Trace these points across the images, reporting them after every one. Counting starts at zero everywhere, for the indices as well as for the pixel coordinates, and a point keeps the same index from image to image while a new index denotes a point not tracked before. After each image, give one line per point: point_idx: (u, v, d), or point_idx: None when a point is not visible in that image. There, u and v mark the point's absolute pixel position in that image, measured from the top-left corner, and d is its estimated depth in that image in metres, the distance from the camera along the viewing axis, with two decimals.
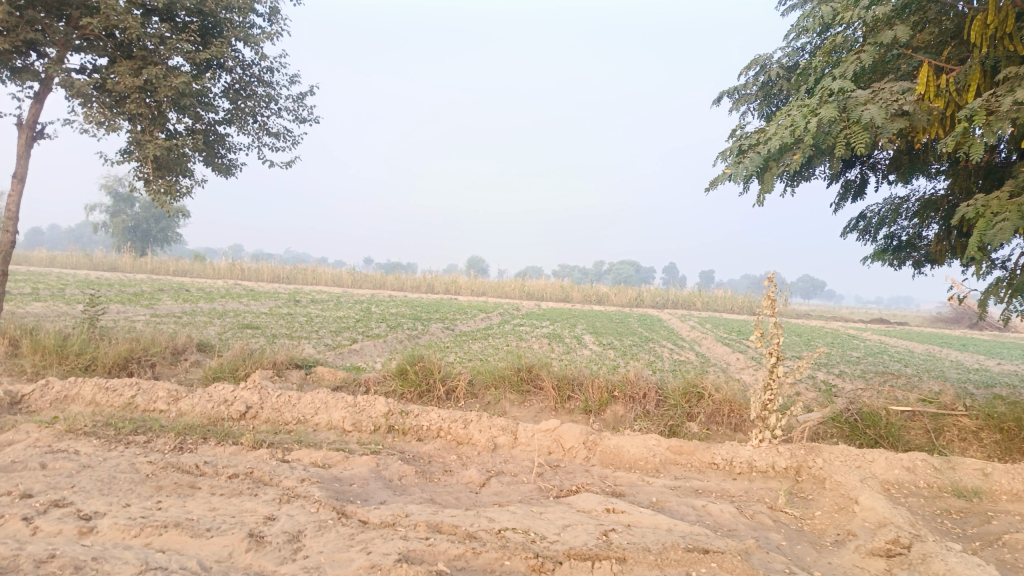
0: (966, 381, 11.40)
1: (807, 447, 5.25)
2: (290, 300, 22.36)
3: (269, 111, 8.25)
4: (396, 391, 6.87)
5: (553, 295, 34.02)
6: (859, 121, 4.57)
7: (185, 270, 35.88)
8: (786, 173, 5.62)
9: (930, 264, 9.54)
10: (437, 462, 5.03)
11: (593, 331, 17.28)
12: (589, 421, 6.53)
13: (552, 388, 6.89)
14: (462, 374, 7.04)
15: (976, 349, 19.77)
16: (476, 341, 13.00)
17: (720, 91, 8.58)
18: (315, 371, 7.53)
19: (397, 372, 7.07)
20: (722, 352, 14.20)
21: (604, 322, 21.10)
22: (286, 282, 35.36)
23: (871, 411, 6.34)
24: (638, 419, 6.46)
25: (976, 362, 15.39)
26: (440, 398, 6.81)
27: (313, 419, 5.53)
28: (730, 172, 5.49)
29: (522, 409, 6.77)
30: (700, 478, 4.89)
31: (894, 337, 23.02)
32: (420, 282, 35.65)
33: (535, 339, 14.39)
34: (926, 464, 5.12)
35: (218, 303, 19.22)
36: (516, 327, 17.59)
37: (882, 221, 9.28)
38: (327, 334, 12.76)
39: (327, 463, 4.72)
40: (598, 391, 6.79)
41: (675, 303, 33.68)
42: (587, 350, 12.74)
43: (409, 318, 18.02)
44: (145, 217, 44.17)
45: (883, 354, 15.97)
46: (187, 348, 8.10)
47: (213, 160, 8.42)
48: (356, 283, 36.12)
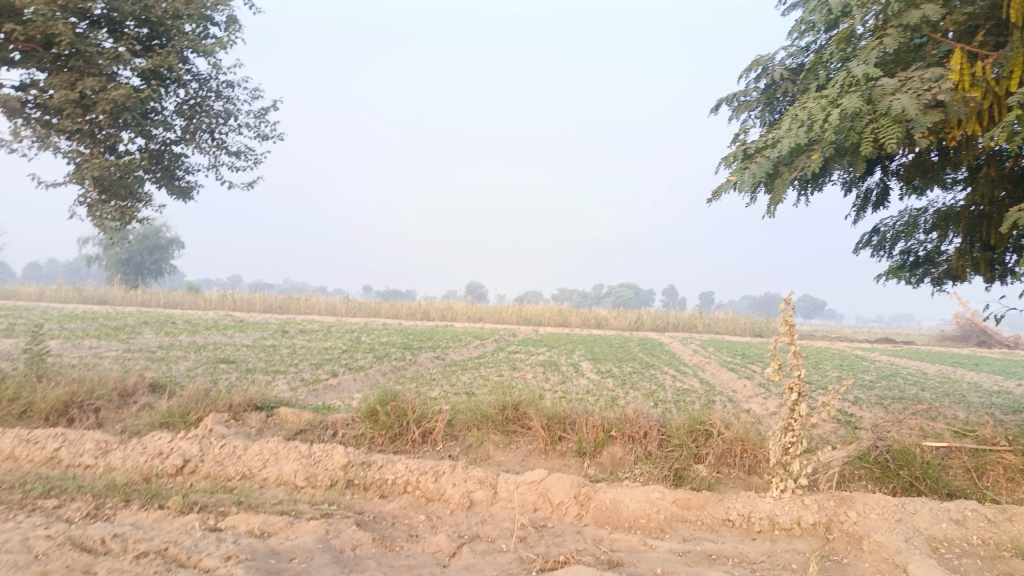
0: (991, 405, 10.63)
1: (837, 497, 4.48)
2: (278, 331, 21.64)
3: (228, 128, 7.60)
4: (366, 435, 6.10)
5: (552, 320, 33.28)
6: (888, 113, 3.87)
7: (176, 301, 35.19)
8: (799, 180, 4.92)
9: (951, 280, 8.82)
10: (401, 525, 4.26)
11: (591, 357, 16.54)
12: (583, 466, 5.75)
13: (542, 427, 6.12)
14: (441, 414, 6.29)
15: (991, 369, 19.03)
16: (467, 371, 12.23)
17: (719, 99, 7.96)
18: (279, 413, 6.76)
19: (367, 414, 6.31)
20: (727, 378, 13.42)
21: (604, 347, 20.38)
22: (279, 311, 34.62)
23: (903, 449, 5.58)
24: (639, 462, 5.69)
25: (994, 384, 14.62)
26: (415, 442, 6.06)
27: (260, 474, 4.77)
28: (736, 178, 4.79)
29: (508, 453, 6.00)
30: (713, 540, 4.12)
31: (905, 358, 22.25)
32: (416, 309, 34.92)
33: (529, 367, 13.69)
34: (978, 516, 4.34)
35: (201, 336, 18.52)
36: (511, 355, 16.81)
37: (897, 236, 8.58)
38: (307, 367, 11.98)
39: (266, 532, 3.96)
40: (592, 431, 6.02)
41: (675, 326, 32.94)
42: (585, 379, 11.97)
43: (399, 348, 17.30)
44: (139, 249, 43.78)
45: (896, 376, 15.22)
46: (139, 389, 7.33)
47: (168, 183, 7.73)
48: (350, 311, 35.37)
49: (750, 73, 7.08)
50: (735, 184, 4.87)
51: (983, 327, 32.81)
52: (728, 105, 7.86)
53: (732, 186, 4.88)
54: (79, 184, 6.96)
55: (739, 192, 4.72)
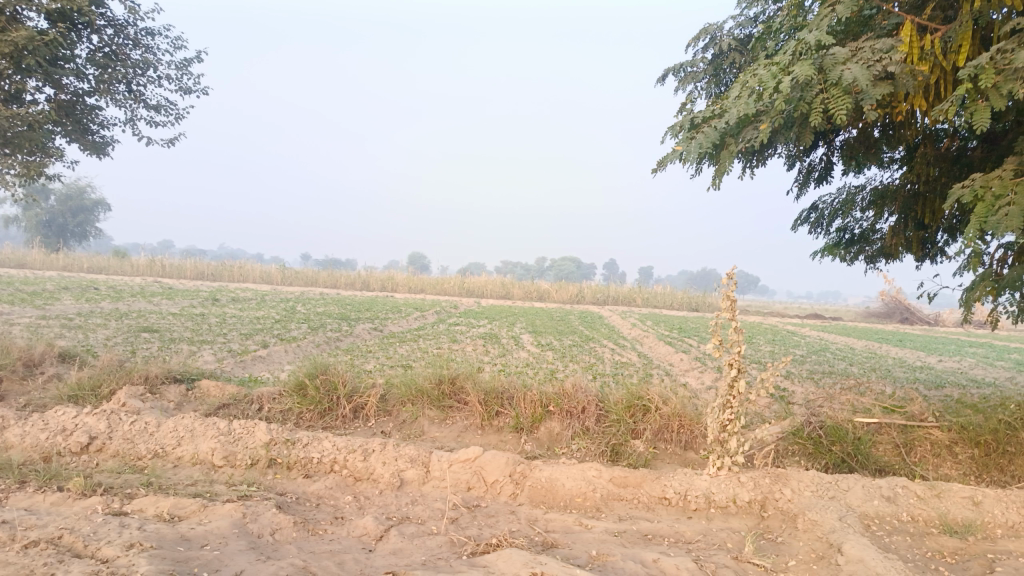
0: (915, 381, 10.99)
1: (773, 474, 4.45)
2: (209, 299, 20.86)
3: (147, 80, 7.08)
4: (293, 410, 5.82)
5: (494, 291, 33.14)
6: (839, 83, 3.77)
7: (100, 267, 33.59)
8: (746, 151, 4.82)
9: (884, 259, 8.99)
10: (325, 507, 4.02)
11: (532, 330, 16.48)
12: (520, 442, 5.61)
13: (478, 402, 5.95)
14: (374, 388, 6.04)
15: (913, 345, 19.82)
16: (404, 343, 11.98)
17: (666, 69, 7.82)
18: (201, 386, 6.40)
19: (296, 388, 6.02)
20: (665, 352, 13.52)
21: (544, 320, 20.37)
22: (211, 278, 33.45)
23: (836, 425, 5.61)
24: (576, 438, 5.59)
25: (917, 359, 15.18)
26: (345, 417, 5.81)
27: (174, 452, 4.46)
28: (682, 148, 4.65)
29: (442, 429, 5.81)
30: (649, 519, 4.03)
31: (833, 334, 22.98)
32: (355, 279, 34.25)
33: (468, 339, 13.53)
34: (908, 493, 4.38)
35: (125, 303, 17.66)
36: (450, 327, 16.58)
37: (835, 213, 8.66)
38: (236, 337, 11.50)
39: (177, 516, 3.67)
40: (530, 406, 5.88)
41: (615, 300, 33.25)
42: (525, 352, 11.86)
43: (335, 318, 16.89)
44: (61, 211, 41.61)
45: (826, 351, 15.64)
46: (46, 359, 6.82)
47: (80, 138, 7.17)
48: (287, 280, 34.44)
49: (697, 43, 6.94)
50: (681, 154, 4.74)
51: (906, 305, 34.21)
52: (674, 75, 7.73)
53: (678, 156, 4.74)
54: None
55: (686, 162, 4.59)
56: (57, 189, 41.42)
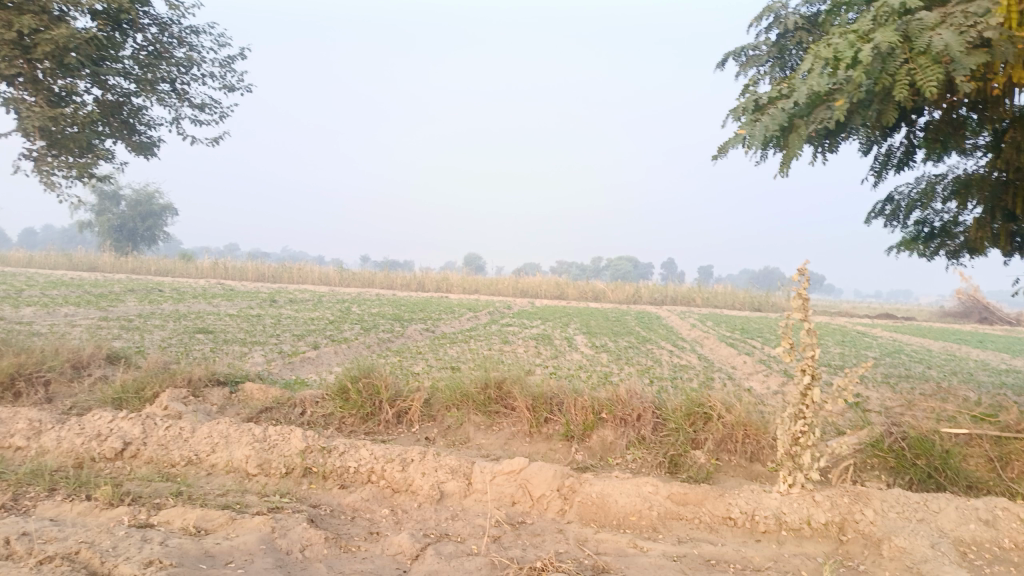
0: (1001, 386, 10.17)
1: (852, 492, 3.99)
2: (267, 300, 21.13)
3: (191, 78, 7.01)
4: (335, 415, 5.62)
5: (549, 292, 32.80)
6: (928, 52, 3.31)
7: (167, 270, 34.58)
8: (818, 135, 4.37)
9: (967, 254, 8.31)
10: (361, 520, 3.77)
11: (587, 331, 16.07)
12: (571, 452, 5.27)
13: (526, 408, 5.63)
14: (418, 393, 5.79)
15: (994, 346, 18.61)
16: (455, 344, 11.75)
17: (725, 53, 7.37)
18: (244, 388, 6.27)
19: (338, 391, 5.82)
20: (726, 354, 12.94)
21: (599, 320, 19.92)
22: (272, 280, 34.06)
23: (920, 436, 5.09)
24: (631, 448, 5.22)
25: (1000, 362, 14.18)
26: (388, 423, 5.58)
27: (208, 459, 4.29)
28: (746, 132, 4.26)
29: (489, 436, 5.51)
30: (712, 541, 3.64)
31: (906, 334, 21.81)
32: (410, 280, 34.38)
33: (521, 341, 13.25)
34: (1009, 516, 3.85)
35: (186, 304, 18.00)
36: (503, 328, 16.28)
37: (913, 204, 8.03)
38: (288, 338, 11.47)
39: (203, 529, 3.47)
40: (581, 412, 5.53)
41: (673, 300, 32.49)
42: (579, 354, 11.49)
43: (389, 319, 16.83)
44: (131, 216, 43.10)
45: (899, 353, 14.76)
46: (95, 361, 6.81)
47: (128, 139, 7.17)
48: (344, 281, 34.82)
49: (760, 23, 6.50)
50: (744, 139, 4.34)
51: (984, 303, 32.39)
52: (735, 59, 7.27)
53: (741, 141, 4.35)
54: (25, 136, 6.41)
55: (750, 147, 4.19)
56: (128, 195, 42.92)
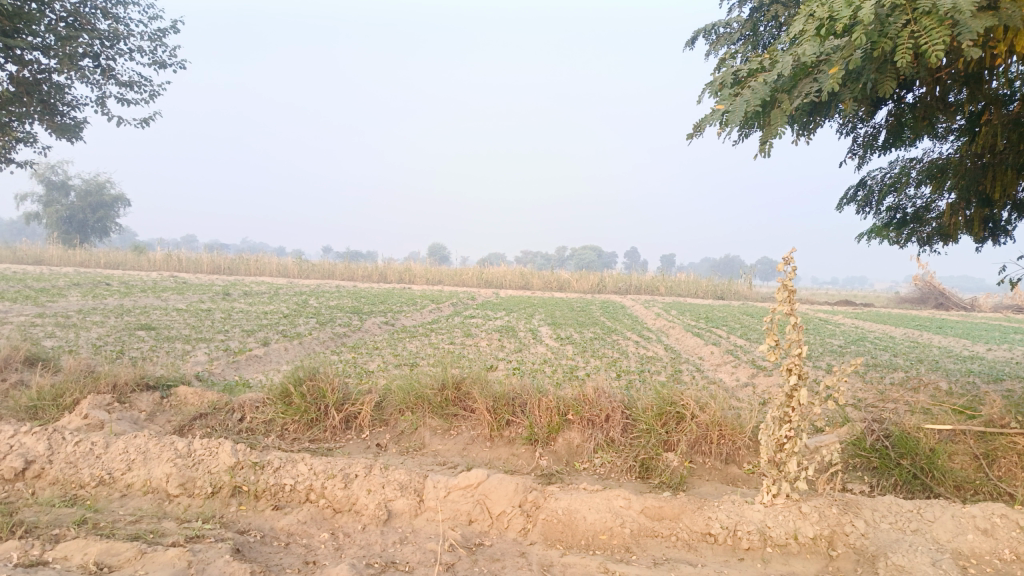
0: (968, 374, 10.05)
1: (840, 502, 3.66)
2: (221, 294, 20.35)
3: (116, 53, 6.38)
4: (277, 421, 5.13)
5: (513, 282, 32.42)
6: (933, 12, 2.96)
7: (117, 262, 33.31)
8: (803, 111, 4.01)
9: (938, 241, 8.12)
10: (295, 547, 3.29)
11: (552, 322, 15.73)
12: (535, 457, 4.86)
13: (486, 410, 5.20)
14: (369, 395, 5.34)
15: (953, 332, 18.77)
16: (414, 338, 11.28)
17: (695, 30, 7.01)
18: (178, 392, 5.73)
19: (280, 395, 5.33)
20: (693, 344, 12.68)
21: (564, 310, 19.62)
22: (229, 272, 33.03)
23: (904, 434, 4.79)
24: (599, 452, 4.84)
25: (962, 349, 14.18)
26: (336, 429, 5.11)
27: (123, 479, 3.78)
28: (724, 108, 3.90)
29: (446, 441, 5.08)
30: (691, 563, 3.26)
31: (867, 321, 21.93)
32: (372, 271, 33.66)
33: (484, 333, 12.86)
34: (1008, 524, 3.54)
35: (133, 299, 17.19)
36: (466, 319, 15.84)
37: (884, 190, 7.80)
38: (237, 334, 10.88)
39: (106, 565, 2.97)
40: (546, 414, 5.12)
41: (638, 288, 32.39)
42: (544, 346, 11.09)
43: (348, 312, 16.25)
44: (81, 207, 41.45)
45: (863, 340, 14.69)
46: (12, 364, 6.19)
47: (48, 119, 6.54)
48: (303, 273, 33.93)
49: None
50: (723, 114, 3.96)
51: (941, 289, 32.93)
52: (704, 37, 6.91)
53: (719, 117, 3.98)
54: None
55: (729, 124, 3.83)
56: (77, 185, 41.39)
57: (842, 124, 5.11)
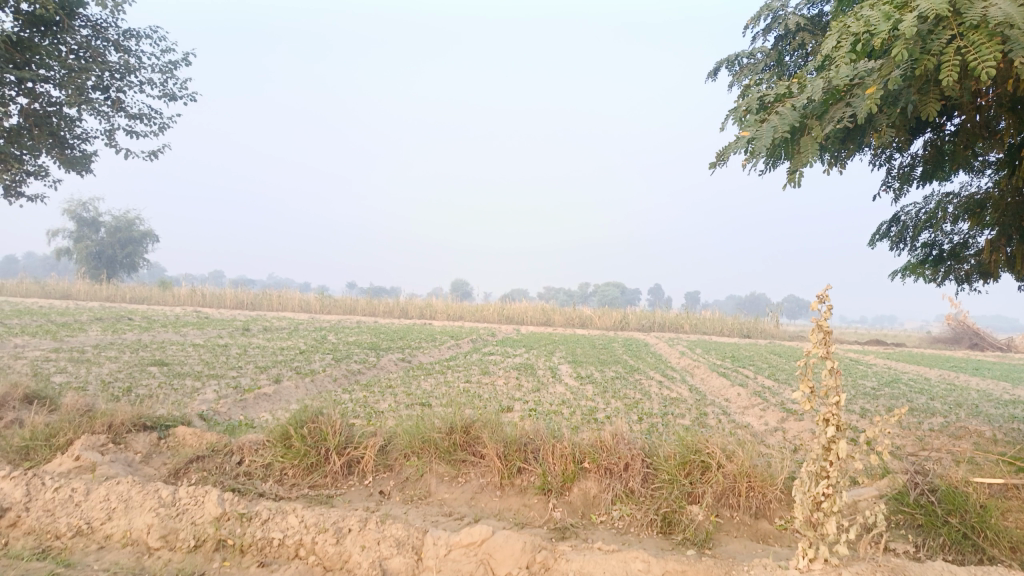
0: (1011, 419, 9.49)
1: (885, 569, 3.28)
2: (241, 329, 20.29)
3: (126, 85, 6.31)
4: (275, 465, 4.87)
5: (535, 318, 32.10)
6: (982, 26, 2.70)
7: (143, 296, 33.61)
8: (835, 138, 3.73)
9: (977, 280, 7.71)
10: None
11: (573, 360, 15.39)
12: (548, 508, 4.52)
13: (497, 456, 4.88)
14: (374, 438, 5.07)
15: (991, 374, 18.06)
16: (430, 376, 11.01)
17: (717, 61, 6.80)
18: (177, 433, 5.50)
19: (281, 437, 5.08)
20: (718, 385, 12.26)
21: (585, 348, 19.25)
22: (251, 307, 33.12)
23: (951, 489, 4.38)
24: (617, 504, 4.50)
25: (1002, 391, 13.53)
26: (337, 474, 4.84)
27: (101, 530, 3.53)
28: (749, 134, 3.63)
29: (452, 489, 4.77)
30: None
31: (900, 361, 21.25)
32: (393, 307, 33.57)
33: (502, 371, 12.55)
34: None
35: (153, 334, 17.17)
36: (485, 357, 15.54)
37: (918, 226, 7.45)
38: (250, 371, 10.69)
39: None
40: (560, 461, 4.79)
41: (662, 326, 31.90)
42: (563, 386, 10.73)
43: (366, 348, 16.04)
44: (111, 242, 42.09)
45: (897, 382, 14.10)
46: (11, 402, 6.02)
47: (57, 152, 6.47)
48: (325, 309, 33.92)
49: (756, 24, 5.92)
50: (749, 142, 3.70)
51: (975, 329, 31.99)
52: (727, 67, 6.68)
53: (744, 145, 3.72)
54: None
55: (755, 152, 3.56)
56: (108, 221, 42.17)
57: (876, 155, 4.84)
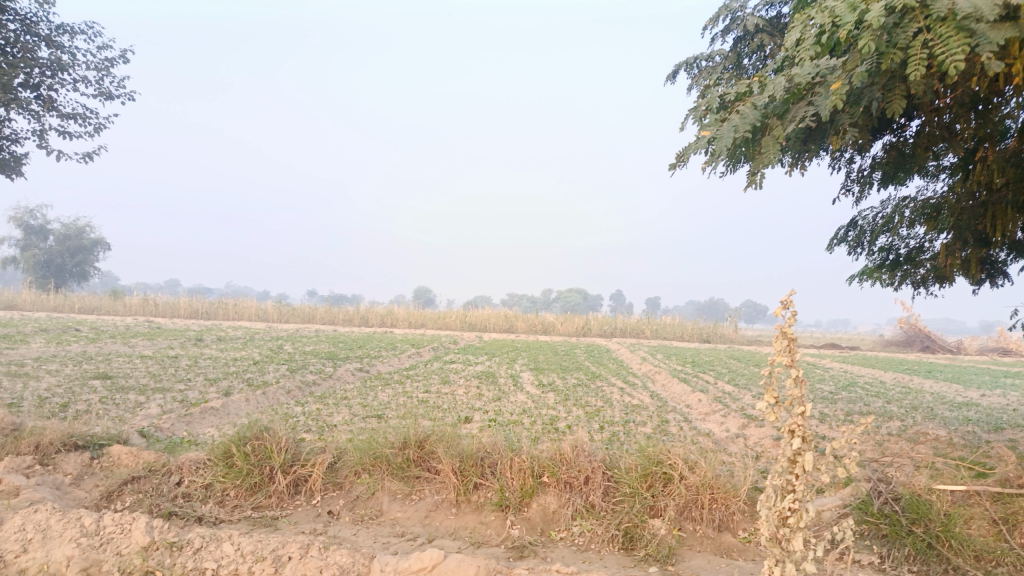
0: (966, 422, 9.59)
1: None
2: (194, 339, 19.69)
3: (58, 83, 5.99)
4: (216, 486, 4.60)
5: (497, 325, 31.91)
6: (949, 19, 2.62)
7: (92, 306, 32.52)
8: (797, 138, 3.64)
9: (933, 284, 7.77)
10: None
11: (534, 367, 15.24)
12: (505, 525, 4.33)
13: (452, 472, 4.68)
14: (323, 455, 4.83)
15: (943, 376, 18.43)
16: (387, 386, 10.74)
17: (676, 64, 6.72)
18: (111, 452, 5.17)
19: (223, 456, 4.81)
20: (679, 391, 12.21)
21: (547, 355, 19.13)
22: (206, 317, 32.28)
23: (915, 499, 4.31)
24: (577, 519, 4.34)
25: (955, 394, 13.75)
26: (283, 495, 4.59)
27: (16, 563, 3.23)
28: (710, 134, 3.52)
29: (406, 507, 4.55)
30: None
31: (856, 365, 21.58)
32: (353, 315, 33.06)
33: (462, 380, 12.33)
34: None
35: (99, 345, 16.55)
36: (445, 365, 15.29)
37: (875, 231, 7.48)
38: (199, 383, 10.30)
39: None
40: (518, 475, 4.61)
41: (623, 331, 32.00)
42: (523, 394, 10.54)
43: (323, 358, 15.67)
44: (59, 251, 40.71)
45: (854, 386, 14.24)
46: None
47: None
48: (283, 318, 33.25)
49: (715, 25, 5.85)
50: (710, 142, 3.58)
51: (926, 333, 32.76)
52: (685, 70, 6.60)
53: (705, 145, 3.60)
54: None
55: (716, 153, 3.45)
56: (57, 229, 40.84)
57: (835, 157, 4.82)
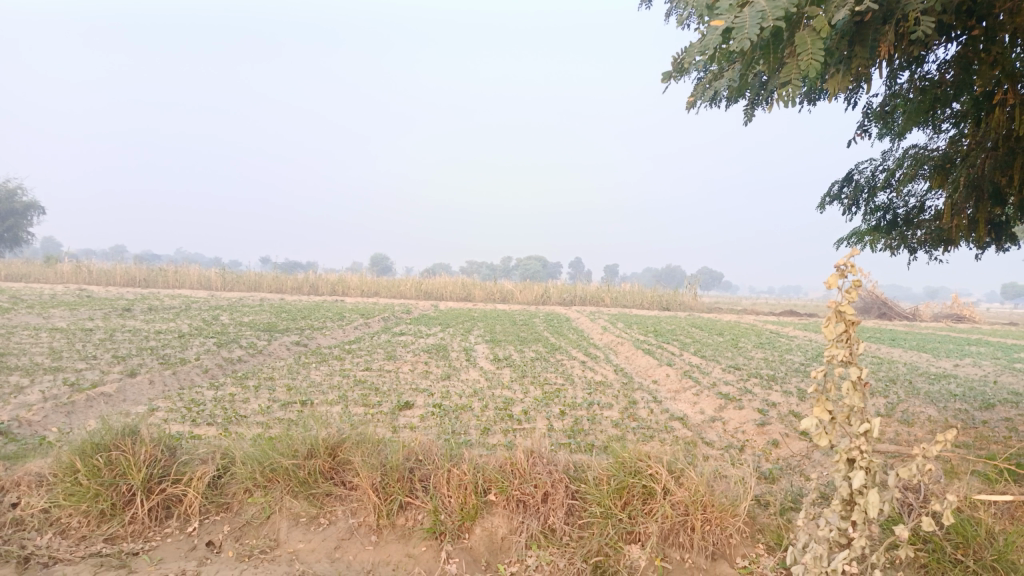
0: (952, 398, 8.89)
1: None
2: (123, 309, 18.12)
3: None
4: (57, 513, 3.49)
5: (454, 294, 30.79)
6: None
7: (20, 274, 30.26)
8: (841, 32, 2.65)
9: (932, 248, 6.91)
10: None
11: (490, 339, 14.22)
12: (439, 559, 3.29)
13: (372, 489, 3.64)
14: (204, 468, 3.75)
15: (909, 344, 18.01)
16: (323, 363, 9.59)
17: None
18: None
19: (71, 471, 3.67)
20: (645, 364, 11.34)
21: (504, 324, 18.14)
22: (145, 285, 30.33)
23: (961, 521, 3.39)
24: (532, 549, 3.34)
25: (927, 364, 13.19)
26: (144, 523, 3.49)
27: None
28: (726, 24, 2.50)
29: (309, 534, 3.48)
30: None
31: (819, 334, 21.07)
32: (303, 283, 31.57)
33: (409, 354, 11.28)
34: None
35: (10, 317, 14.93)
36: (393, 337, 14.18)
37: (870, 188, 6.58)
38: (106, 361, 8.98)
39: None
40: (458, 493, 3.60)
41: (583, 299, 31.24)
42: (476, 371, 9.49)
43: (261, 330, 14.38)
44: None
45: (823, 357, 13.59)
46: None
47: None
48: (228, 285, 31.56)
49: None
50: (724, 34, 2.56)
51: (883, 300, 32.68)
52: None
53: (715, 42, 2.58)
54: None
55: (735, 48, 2.44)
56: None
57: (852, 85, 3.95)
